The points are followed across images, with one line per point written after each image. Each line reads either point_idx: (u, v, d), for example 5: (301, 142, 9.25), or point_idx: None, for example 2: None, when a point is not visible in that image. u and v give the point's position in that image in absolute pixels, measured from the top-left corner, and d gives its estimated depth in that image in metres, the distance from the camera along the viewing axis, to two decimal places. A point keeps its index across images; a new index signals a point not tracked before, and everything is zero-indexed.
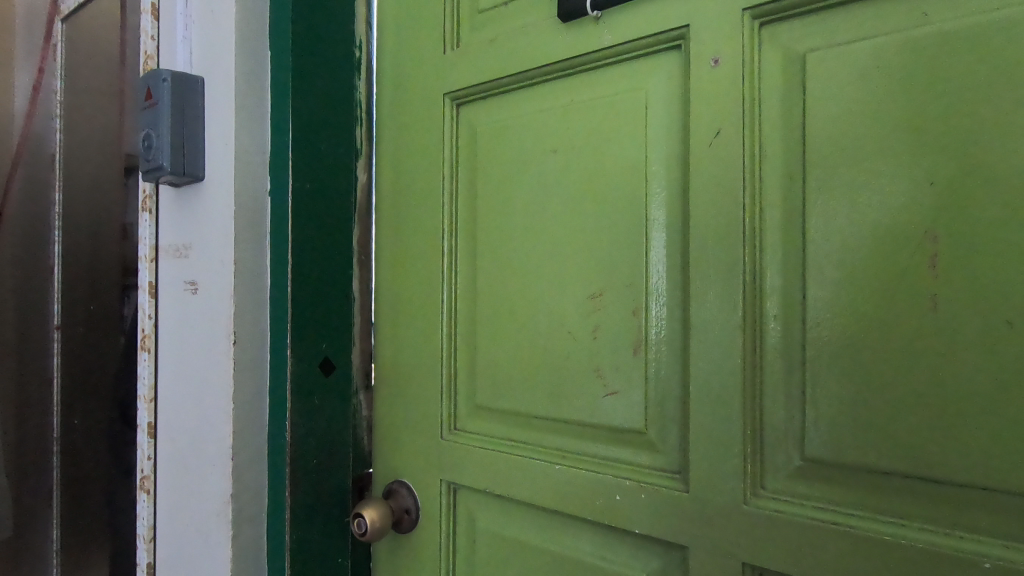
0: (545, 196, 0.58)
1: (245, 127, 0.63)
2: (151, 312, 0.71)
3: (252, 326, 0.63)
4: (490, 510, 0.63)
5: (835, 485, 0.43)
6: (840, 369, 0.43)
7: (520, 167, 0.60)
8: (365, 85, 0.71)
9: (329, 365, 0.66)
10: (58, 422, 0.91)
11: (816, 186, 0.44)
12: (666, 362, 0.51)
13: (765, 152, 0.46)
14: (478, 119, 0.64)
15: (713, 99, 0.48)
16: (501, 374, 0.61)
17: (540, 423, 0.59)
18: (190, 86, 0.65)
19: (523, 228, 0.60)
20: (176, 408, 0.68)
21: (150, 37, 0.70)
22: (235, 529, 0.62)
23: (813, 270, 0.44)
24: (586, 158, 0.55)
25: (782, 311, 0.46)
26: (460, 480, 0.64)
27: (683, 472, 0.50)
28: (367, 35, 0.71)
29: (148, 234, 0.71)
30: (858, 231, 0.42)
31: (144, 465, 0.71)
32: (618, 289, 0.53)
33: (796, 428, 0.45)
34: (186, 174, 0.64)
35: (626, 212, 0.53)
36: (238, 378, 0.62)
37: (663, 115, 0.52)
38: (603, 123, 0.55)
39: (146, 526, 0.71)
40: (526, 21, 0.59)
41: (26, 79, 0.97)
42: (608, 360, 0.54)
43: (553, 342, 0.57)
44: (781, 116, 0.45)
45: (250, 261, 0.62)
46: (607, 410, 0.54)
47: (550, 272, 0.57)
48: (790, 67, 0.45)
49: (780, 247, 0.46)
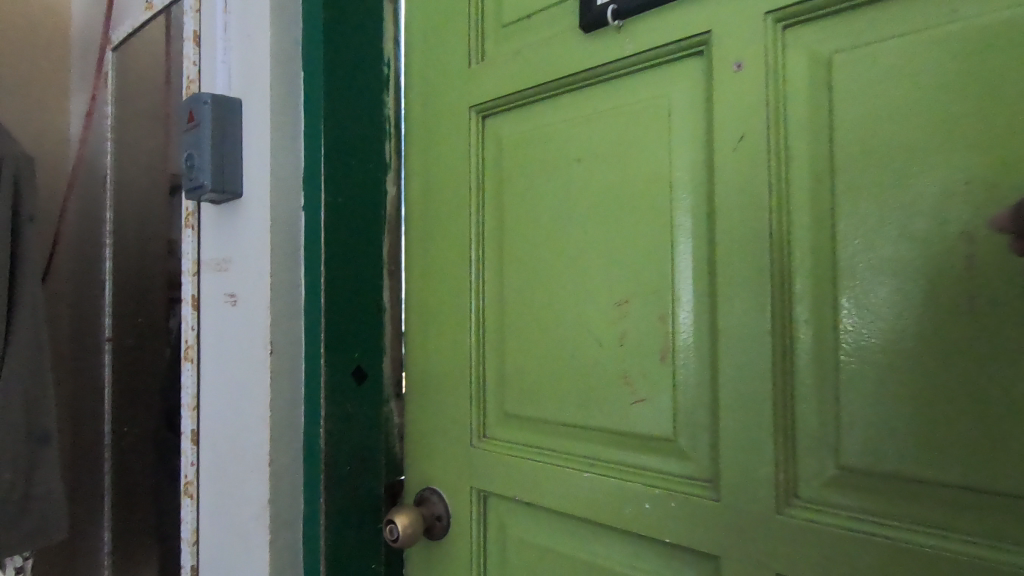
0: (570, 205, 0.59)
1: (280, 145, 0.65)
2: (194, 324, 0.74)
3: (288, 336, 0.65)
4: (519, 517, 0.63)
5: (871, 495, 0.42)
6: (875, 375, 0.42)
7: (544, 176, 0.61)
8: (394, 102, 0.73)
9: (361, 373, 0.68)
10: (109, 428, 0.95)
11: (845, 188, 0.43)
12: (693, 369, 0.51)
13: (791, 154, 0.46)
14: (503, 130, 0.65)
15: (737, 103, 0.48)
16: (529, 382, 0.62)
17: (568, 431, 0.59)
18: (229, 107, 0.68)
19: (548, 236, 0.60)
20: (216, 415, 0.71)
21: (192, 63, 0.74)
22: (272, 533, 0.63)
23: (843, 273, 0.43)
24: (609, 165, 0.56)
25: (813, 316, 0.45)
26: (489, 486, 0.64)
27: (714, 480, 0.49)
28: (395, 52, 0.74)
29: (191, 250, 0.74)
30: (890, 233, 0.41)
31: (187, 471, 0.74)
32: (643, 295, 0.53)
33: (830, 436, 0.44)
34: (225, 191, 0.67)
35: (651, 218, 0.53)
36: (275, 386, 0.64)
37: (686, 121, 0.52)
38: (627, 132, 0.55)
39: (189, 530, 0.73)
40: (549, 33, 0.60)
41: (82, 105, 1.06)
42: (635, 367, 0.54)
43: (579, 348, 0.57)
44: (807, 118, 0.45)
45: (286, 274, 0.65)
46: (635, 417, 0.54)
47: (575, 279, 0.58)
48: (815, 68, 0.45)
49: (811, 250, 0.45)
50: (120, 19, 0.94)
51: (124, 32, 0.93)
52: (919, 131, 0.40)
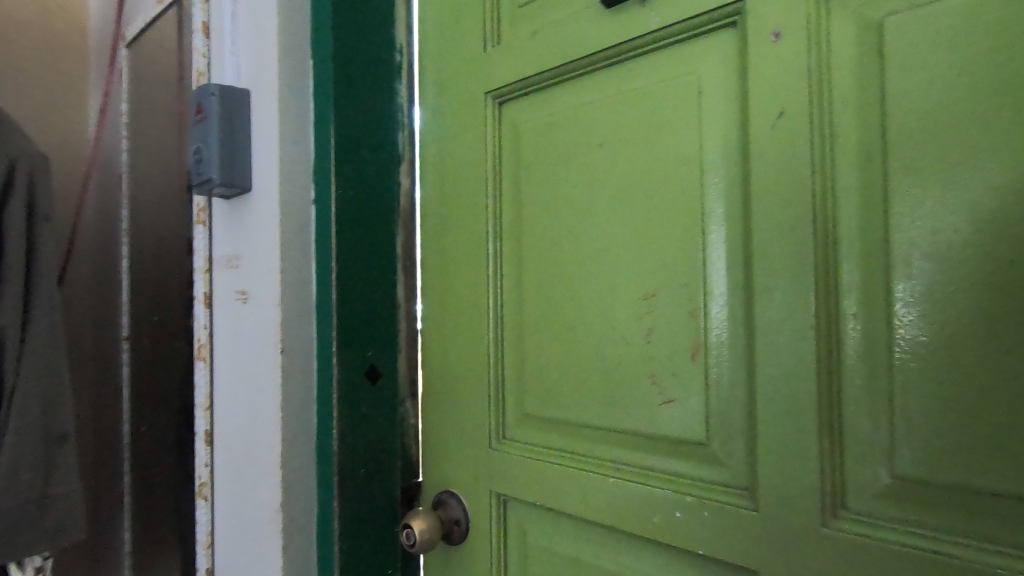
0: (592, 193, 0.55)
1: (289, 136, 0.63)
2: (206, 322, 0.72)
3: (299, 335, 0.63)
4: (539, 524, 0.60)
5: (931, 508, 0.38)
6: (935, 373, 0.38)
7: (563, 164, 0.58)
8: (407, 90, 0.70)
9: (375, 373, 0.66)
10: (128, 427, 0.94)
11: (898, 167, 0.39)
12: (729, 369, 0.47)
13: (837, 133, 0.41)
14: (521, 116, 0.62)
15: (776, 76, 0.44)
16: (549, 380, 0.59)
17: (592, 434, 0.55)
18: (238, 99, 0.66)
19: (568, 225, 0.57)
20: (229, 415, 0.69)
21: (201, 54, 0.72)
22: (285, 540, 0.61)
23: (896, 260, 0.39)
24: (633, 150, 0.52)
25: (863, 309, 0.40)
26: (509, 488, 0.61)
27: (751, 486, 0.45)
28: (408, 39, 0.71)
29: (203, 247, 0.72)
30: (953, 214, 0.37)
31: (201, 473, 0.73)
32: (674, 286, 0.50)
33: (883, 441, 0.40)
34: (234, 186, 0.65)
35: (681, 201, 0.49)
36: (286, 385, 0.62)
37: (718, 100, 0.47)
38: (655, 114, 0.51)
39: (204, 532, 0.72)
40: (568, 10, 0.56)
41: (99, 103, 1.06)
42: (663, 366, 0.50)
43: (602, 346, 0.54)
44: (853, 95, 0.41)
45: (297, 271, 0.63)
46: (665, 419, 0.50)
47: (599, 271, 0.54)
48: (863, 38, 0.40)
49: (865, 234, 0.40)
50: (133, 15, 0.93)
51: (137, 28, 0.92)
52: (985, 104, 0.35)
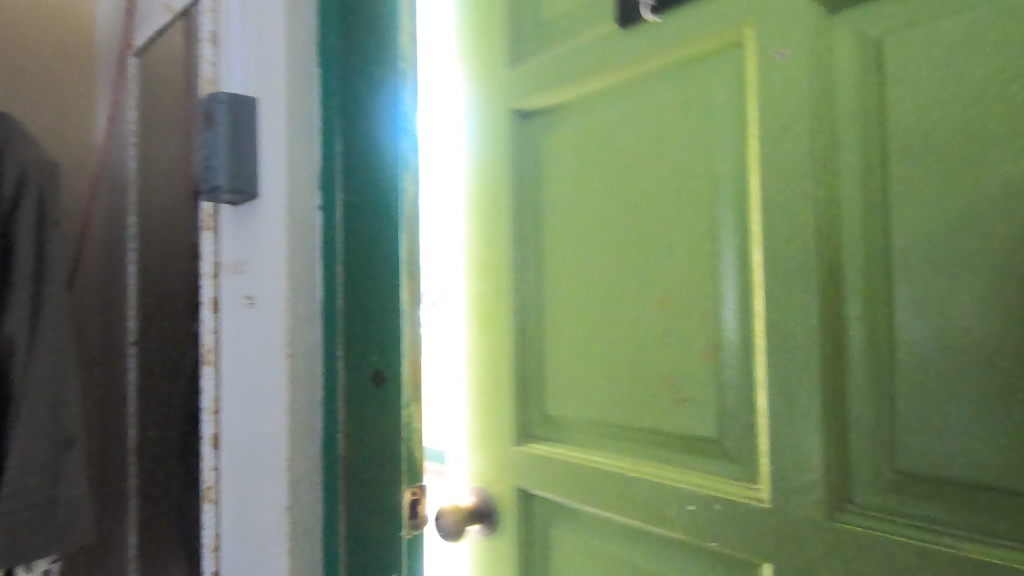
0: (643, 257, 0.92)
1: (297, 143, 0.64)
2: (213, 327, 0.73)
3: (305, 339, 0.63)
4: (608, 497, 0.95)
5: (909, 495, 0.68)
6: (922, 370, 0.67)
7: (630, 251, 0.93)
8: (412, 96, 0.71)
9: (380, 376, 0.66)
10: (132, 433, 0.94)
11: (788, 232, 0.76)
12: (719, 349, 0.84)
13: (840, 187, 0.73)
14: (578, 164, 1.02)
15: (787, 165, 0.76)
16: (610, 355, 0.96)
17: (677, 410, 0.87)
18: (245, 108, 0.67)
19: (606, 241, 0.97)
20: (235, 419, 0.69)
21: (208, 63, 0.71)
22: (289, 541, 0.62)
23: (806, 318, 0.75)
24: (666, 217, 0.89)
25: (864, 309, 0.71)
26: (587, 446, 1.00)
27: (745, 456, 0.82)
28: (413, 46, 0.72)
29: (211, 252, 0.73)
30: (928, 255, 0.67)
31: (208, 476, 0.73)
32: (695, 327, 0.86)
33: (869, 400, 0.71)
34: (242, 192, 0.66)
35: (697, 263, 0.86)
36: (292, 389, 0.62)
37: (729, 196, 0.83)
38: (674, 202, 0.89)
39: (211, 535, 0.72)
40: (622, 102, 0.95)
41: (105, 109, 1.06)
42: (695, 348, 0.86)
43: (647, 331, 0.91)
44: (794, 170, 0.76)
45: (303, 275, 0.63)
46: (706, 379, 0.85)
47: (652, 281, 0.91)
48: (839, 123, 0.73)
49: (802, 306, 0.75)
50: (141, 24, 0.94)
51: (146, 35, 0.93)
52: (903, 179, 0.68)
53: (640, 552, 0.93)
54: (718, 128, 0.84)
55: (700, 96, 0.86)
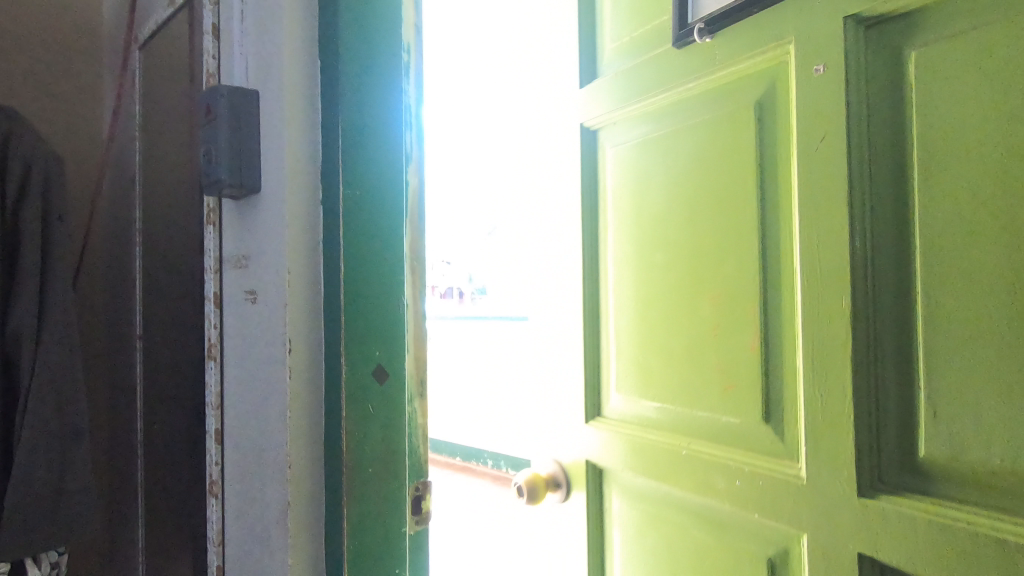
0: (700, 253, 1.00)
1: (298, 137, 0.63)
2: (216, 322, 0.72)
3: (308, 334, 0.63)
4: (663, 473, 1.04)
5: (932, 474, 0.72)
6: (949, 364, 0.71)
7: (689, 252, 1.02)
8: (415, 90, 0.71)
9: (382, 373, 0.66)
10: (141, 426, 0.94)
11: (819, 235, 0.82)
12: (761, 335, 0.91)
13: (868, 194, 0.78)
14: (645, 175, 1.10)
15: (813, 171, 0.82)
16: (667, 349, 1.06)
17: (727, 393, 0.96)
18: (245, 99, 0.66)
19: (668, 245, 1.05)
20: (239, 414, 0.69)
21: (211, 56, 0.71)
22: (293, 537, 0.61)
23: (835, 311, 0.79)
24: (720, 220, 0.97)
25: (894, 309, 0.76)
26: (657, 425, 1.07)
27: (783, 444, 0.88)
28: (415, 40, 0.72)
29: (213, 246, 0.72)
30: (954, 256, 0.70)
31: (212, 471, 0.73)
32: (744, 321, 0.93)
33: (896, 390, 0.76)
34: (244, 186, 0.65)
35: (746, 260, 0.93)
36: (294, 385, 0.62)
37: (767, 198, 0.90)
38: (727, 203, 0.96)
39: (215, 530, 0.72)
40: (685, 117, 1.03)
41: (112, 103, 1.07)
42: (742, 337, 0.93)
43: (701, 324, 1.00)
44: (823, 180, 0.81)
45: (305, 270, 0.63)
46: (746, 363, 0.93)
47: (703, 277, 1.00)
48: (860, 139, 0.78)
49: (837, 305, 0.79)
50: (145, 17, 0.94)
51: (149, 28, 0.93)
52: (926, 185, 0.72)
53: (694, 524, 1.01)
54: (765, 136, 0.90)
55: (744, 113, 0.93)
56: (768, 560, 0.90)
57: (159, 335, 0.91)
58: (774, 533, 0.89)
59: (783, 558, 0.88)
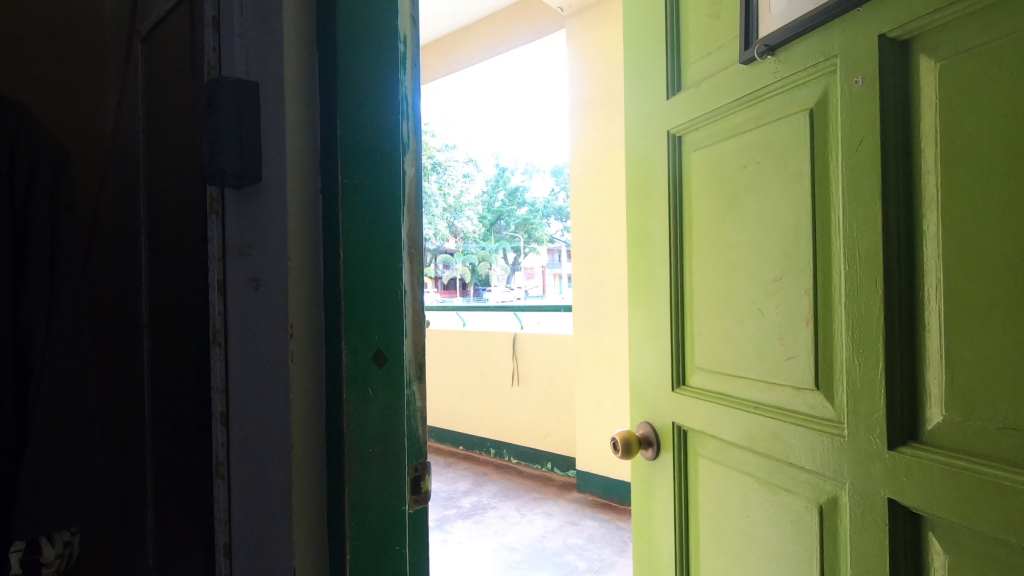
0: (751, 256, 1.09)
1: (297, 128, 0.64)
2: (220, 308, 0.72)
3: (309, 321, 0.65)
4: (740, 434, 1.12)
5: (950, 431, 0.76)
6: (993, 334, 0.71)
7: (742, 252, 1.11)
8: (412, 80, 0.73)
9: (382, 357, 0.68)
10: (148, 412, 0.96)
11: (860, 226, 0.87)
12: (797, 327, 0.99)
13: (890, 176, 0.83)
14: (698, 180, 1.26)
15: (862, 165, 0.86)
16: (723, 333, 1.18)
17: (761, 379, 1.08)
18: (247, 92, 0.67)
19: (722, 244, 1.17)
20: (245, 397, 0.70)
21: (212, 48, 0.69)
22: (297, 519, 0.63)
23: (870, 297, 0.85)
24: (765, 226, 1.06)
25: (944, 278, 0.77)
26: (717, 390, 1.21)
27: (831, 406, 0.93)
28: (412, 31, 0.74)
29: (217, 236, 0.71)
30: (995, 223, 0.71)
31: (218, 453, 0.73)
32: (799, 324, 0.98)
33: (935, 355, 0.78)
34: (246, 177, 0.67)
35: (785, 260, 1.01)
36: (298, 371, 0.63)
37: (798, 203, 0.98)
38: (777, 210, 1.03)
39: (222, 510, 0.72)
40: (740, 126, 1.12)
41: (116, 95, 1.09)
42: (776, 331, 1.04)
43: (750, 320, 1.10)
44: (871, 170, 0.85)
45: (306, 259, 0.64)
46: (790, 358, 1.01)
47: (754, 276, 1.08)
48: (892, 127, 0.83)
49: (871, 286, 0.85)
50: (148, 10, 0.95)
51: (152, 20, 0.94)
52: (970, 155, 0.73)
53: (757, 472, 1.09)
54: (815, 139, 0.95)
55: (796, 124, 0.98)
56: (819, 507, 0.96)
57: (164, 323, 0.93)
58: (827, 483, 0.94)
59: (832, 506, 0.94)
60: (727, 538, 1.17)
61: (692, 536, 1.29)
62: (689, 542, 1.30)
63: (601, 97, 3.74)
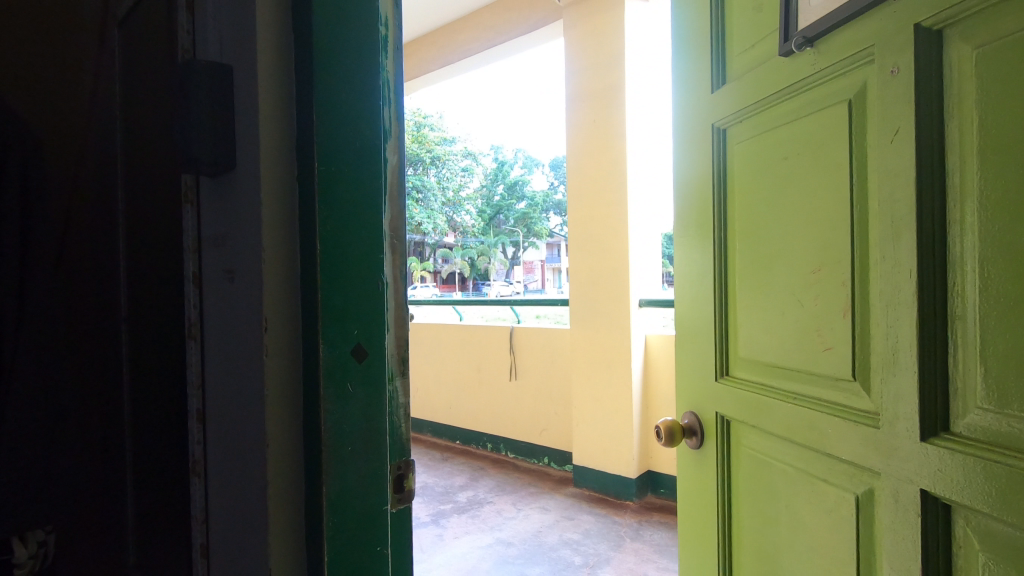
0: (789, 248, 1.08)
1: (271, 109, 0.61)
2: (195, 301, 0.69)
3: (286, 314, 0.62)
4: (780, 425, 1.11)
5: (984, 422, 0.76)
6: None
7: (780, 243, 1.10)
8: (393, 63, 0.72)
9: (362, 352, 0.66)
10: None
11: (893, 216, 0.86)
12: (834, 320, 0.98)
13: (924, 166, 0.82)
14: (737, 172, 1.25)
15: (894, 157, 0.85)
16: (761, 326, 1.17)
17: (800, 370, 1.07)
18: (222, 78, 0.65)
19: (760, 236, 1.16)
20: (223, 392, 0.68)
21: (185, 31, 0.67)
22: (272, 518, 0.60)
23: (903, 288, 0.84)
24: (802, 218, 1.05)
25: (980, 268, 0.77)
26: (757, 381, 1.19)
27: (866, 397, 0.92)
28: (394, 12, 0.73)
29: (191, 226, 0.68)
30: None
31: (194, 451, 0.70)
32: (837, 317, 0.97)
33: (972, 347, 0.78)
34: (218, 164, 0.65)
35: (822, 251, 1.00)
36: (272, 366, 0.60)
37: (835, 194, 0.97)
38: (815, 201, 1.02)
39: (199, 509, 0.70)
40: (778, 118, 1.11)
41: None
42: (814, 324, 1.03)
43: (788, 313, 1.09)
44: (905, 160, 0.84)
45: (283, 249, 0.62)
46: (827, 350, 1.00)
47: (792, 268, 1.07)
48: (928, 117, 0.82)
49: (905, 277, 0.84)
50: None
51: None
52: (1006, 144, 0.73)
53: (795, 463, 1.08)
54: (853, 130, 0.94)
55: (836, 118, 0.97)
56: (855, 497, 0.94)
57: None
58: (864, 474, 0.92)
59: (867, 498, 0.92)
60: (766, 530, 1.16)
61: (735, 529, 1.28)
62: (732, 535, 1.29)
63: (600, 90, 3.69)
